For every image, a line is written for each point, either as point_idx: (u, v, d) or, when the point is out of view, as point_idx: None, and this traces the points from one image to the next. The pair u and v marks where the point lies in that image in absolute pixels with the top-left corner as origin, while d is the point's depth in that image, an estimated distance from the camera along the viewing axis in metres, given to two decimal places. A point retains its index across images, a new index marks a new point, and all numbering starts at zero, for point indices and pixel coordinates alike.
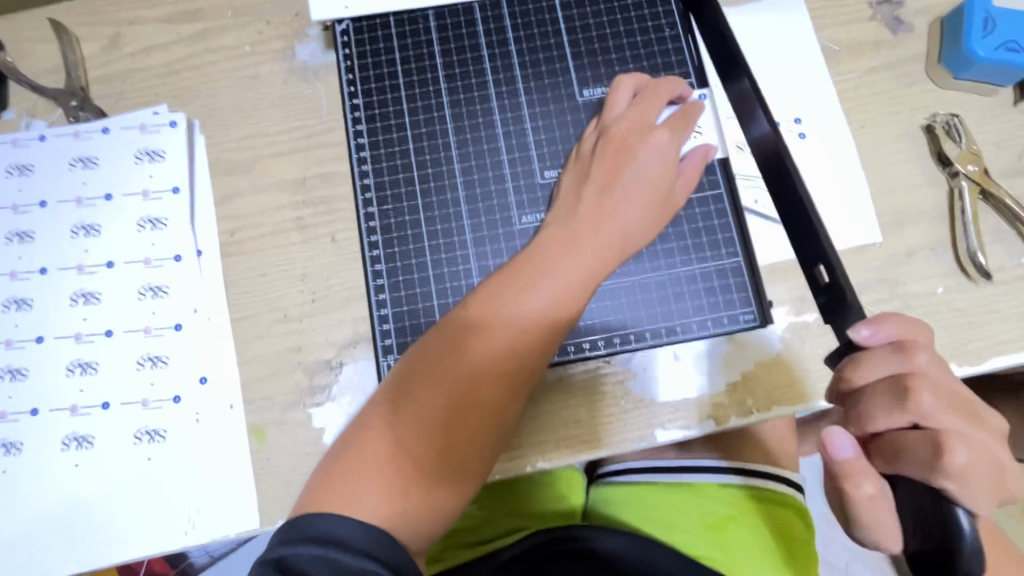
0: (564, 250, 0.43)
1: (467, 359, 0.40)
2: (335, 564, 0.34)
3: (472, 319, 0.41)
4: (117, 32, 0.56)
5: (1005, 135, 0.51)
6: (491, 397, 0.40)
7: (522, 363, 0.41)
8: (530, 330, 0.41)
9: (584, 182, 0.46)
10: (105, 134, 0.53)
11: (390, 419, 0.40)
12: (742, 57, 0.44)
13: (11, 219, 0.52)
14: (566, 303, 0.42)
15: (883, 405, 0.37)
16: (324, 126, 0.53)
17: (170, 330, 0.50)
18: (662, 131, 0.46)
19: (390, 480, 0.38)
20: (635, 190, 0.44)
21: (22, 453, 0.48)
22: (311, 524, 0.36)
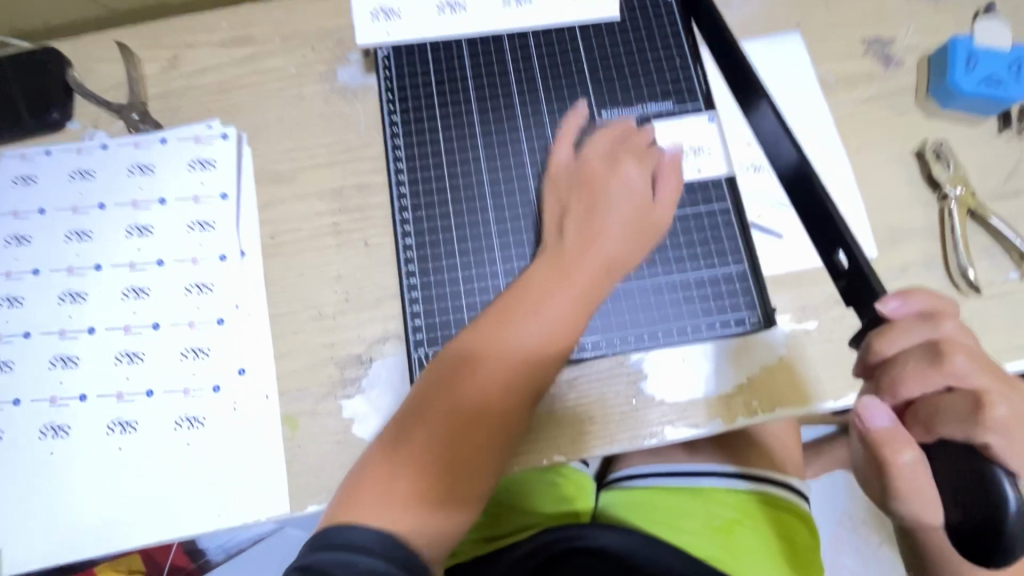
0: (558, 278, 0.47)
1: (478, 377, 0.45)
2: (354, 565, 0.37)
3: (476, 342, 0.46)
4: (175, 54, 0.62)
5: (990, 161, 0.55)
6: (500, 410, 0.45)
7: (523, 379, 0.45)
8: (533, 352, 0.46)
9: (565, 213, 0.51)
10: (162, 144, 0.58)
11: (403, 434, 0.44)
12: (757, 79, 0.50)
13: (72, 220, 0.56)
14: (559, 323, 0.46)
15: (916, 370, 0.37)
16: (361, 141, 0.58)
17: (213, 324, 0.54)
18: (631, 165, 0.51)
19: (408, 492, 0.42)
20: (615, 218, 0.49)
21: (70, 436, 0.51)
22: (335, 532, 0.39)
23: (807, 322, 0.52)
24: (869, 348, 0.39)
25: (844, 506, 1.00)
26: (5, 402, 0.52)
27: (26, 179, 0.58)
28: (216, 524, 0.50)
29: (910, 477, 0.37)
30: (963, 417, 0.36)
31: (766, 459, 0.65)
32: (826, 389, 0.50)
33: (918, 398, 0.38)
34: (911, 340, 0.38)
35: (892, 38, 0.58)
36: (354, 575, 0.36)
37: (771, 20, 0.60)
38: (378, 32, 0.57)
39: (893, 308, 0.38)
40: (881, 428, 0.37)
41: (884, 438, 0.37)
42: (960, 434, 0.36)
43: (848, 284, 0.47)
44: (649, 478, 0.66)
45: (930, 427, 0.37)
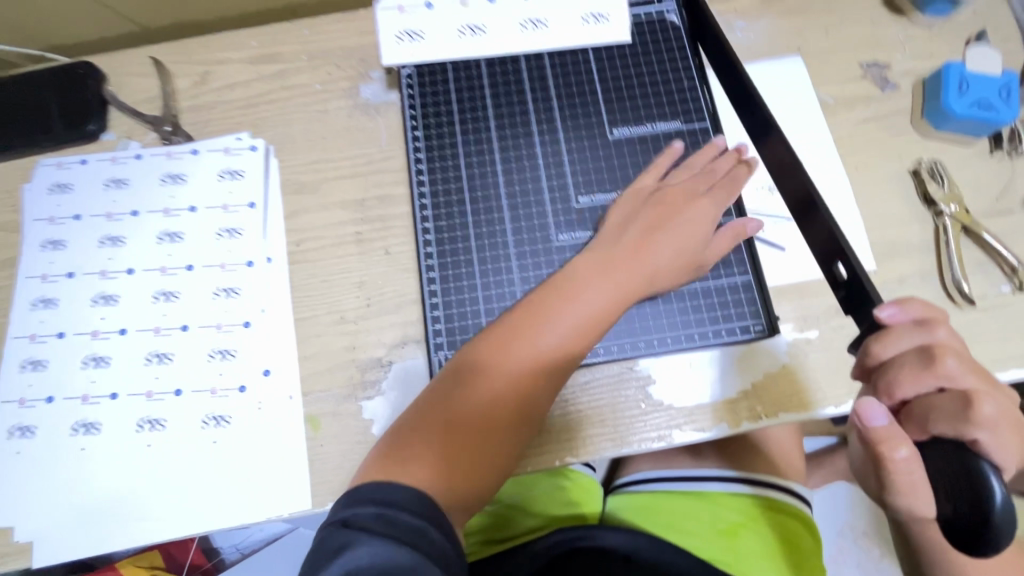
0: (603, 276, 0.50)
1: (514, 354, 0.47)
2: (391, 519, 0.38)
3: (522, 318, 0.49)
4: (206, 70, 0.65)
5: (982, 180, 0.58)
6: (534, 396, 0.47)
7: (558, 368, 0.48)
8: (569, 341, 0.48)
9: (631, 224, 0.53)
10: (194, 155, 0.61)
11: (444, 399, 0.46)
12: (758, 95, 0.52)
13: (106, 225, 0.59)
14: (605, 319, 0.49)
15: (910, 372, 0.38)
16: (383, 154, 0.61)
17: (239, 327, 0.56)
18: (707, 200, 0.54)
19: (439, 454, 0.44)
20: (673, 239, 0.52)
21: (100, 433, 0.53)
22: (371, 488, 0.40)
23: (808, 331, 0.54)
24: (866, 350, 0.40)
25: (845, 518, 1.01)
26: (39, 400, 0.55)
27: (62, 186, 0.61)
28: (239, 520, 0.51)
29: (904, 473, 0.38)
30: (955, 415, 0.37)
31: (768, 465, 0.67)
32: (826, 395, 0.52)
33: (914, 398, 0.39)
34: (904, 344, 0.39)
35: (888, 62, 0.62)
36: (387, 529, 0.38)
37: (774, 44, 0.63)
38: (402, 53, 0.60)
39: (890, 315, 0.39)
40: (882, 427, 0.37)
41: (883, 436, 0.37)
42: (951, 431, 0.37)
43: (848, 295, 0.48)
44: (654, 483, 0.69)
45: (925, 426, 0.38)
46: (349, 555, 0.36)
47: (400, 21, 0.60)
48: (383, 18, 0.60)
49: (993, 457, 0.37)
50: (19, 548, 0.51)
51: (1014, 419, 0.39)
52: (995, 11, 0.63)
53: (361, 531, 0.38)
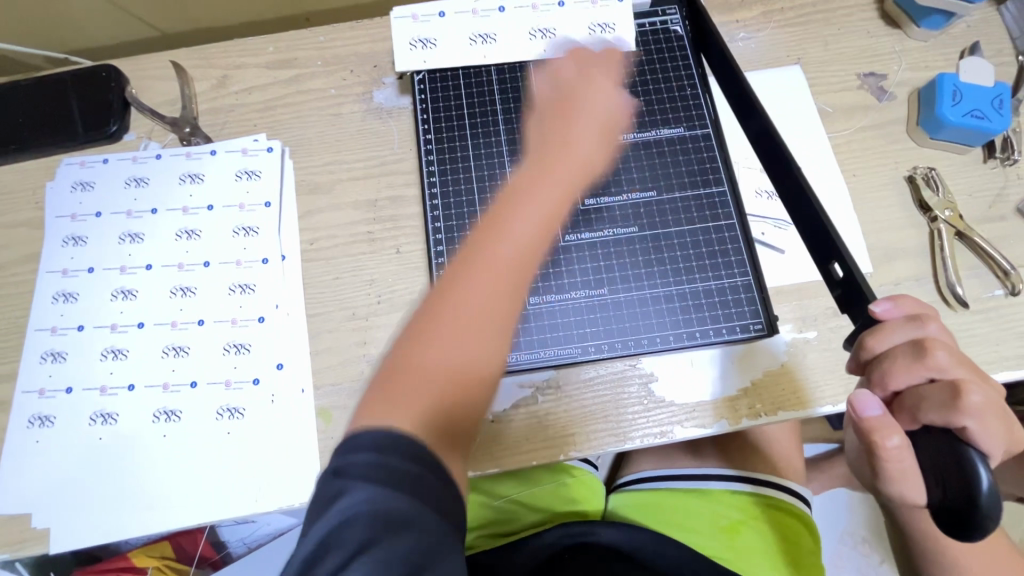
0: (544, 171, 0.50)
1: (481, 258, 0.44)
2: (383, 466, 0.34)
3: (481, 229, 0.46)
4: (225, 74, 0.67)
5: (976, 187, 0.59)
6: (513, 289, 0.44)
7: (529, 256, 0.45)
8: (537, 231, 0.46)
9: (552, 121, 0.55)
10: (212, 155, 0.63)
11: (425, 328, 0.42)
12: (759, 103, 0.54)
13: (126, 222, 0.61)
14: (560, 202, 0.49)
15: (902, 364, 0.39)
16: (395, 156, 0.63)
17: (254, 321, 0.58)
18: (605, 80, 0.58)
19: (426, 376, 0.40)
20: (597, 121, 0.54)
21: (117, 423, 0.55)
22: (360, 439, 0.36)
23: (807, 331, 0.55)
24: (859, 345, 0.41)
25: (845, 523, 1.02)
26: (59, 390, 0.56)
27: (85, 184, 0.63)
28: (253, 509, 0.53)
29: (896, 461, 0.38)
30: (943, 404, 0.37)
31: (767, 465, 0.69)
32: (825, 394, 0.53)
33: (906, 390, 0.39)
34: (896, 339, 0.40)
35: (885, 73, 0.64)
36: (384, 478, 0.34)
37: (774, 54, 0.65)
38: (415, 59, 0.63)
39: (884, 309, 0.41)
40: (873, 417, 0.38)
41: (874, 424, 0.38)
42: (941, 419, 0.37)
43: (844, 294, 0.50)
44: (655, 482, 0.71)
45: (915, 416, 0.38)
46: (345, 503, 0.33)
47: (414, 29, 0.63)
48: (398, 27, 0.63)
49: (982, 444, 0.37)
50: (37, 535, 0.52)
51: (1001, 409, 0.39)
52: (989, 25, 0.65)
53: (356, 478, 0.34)
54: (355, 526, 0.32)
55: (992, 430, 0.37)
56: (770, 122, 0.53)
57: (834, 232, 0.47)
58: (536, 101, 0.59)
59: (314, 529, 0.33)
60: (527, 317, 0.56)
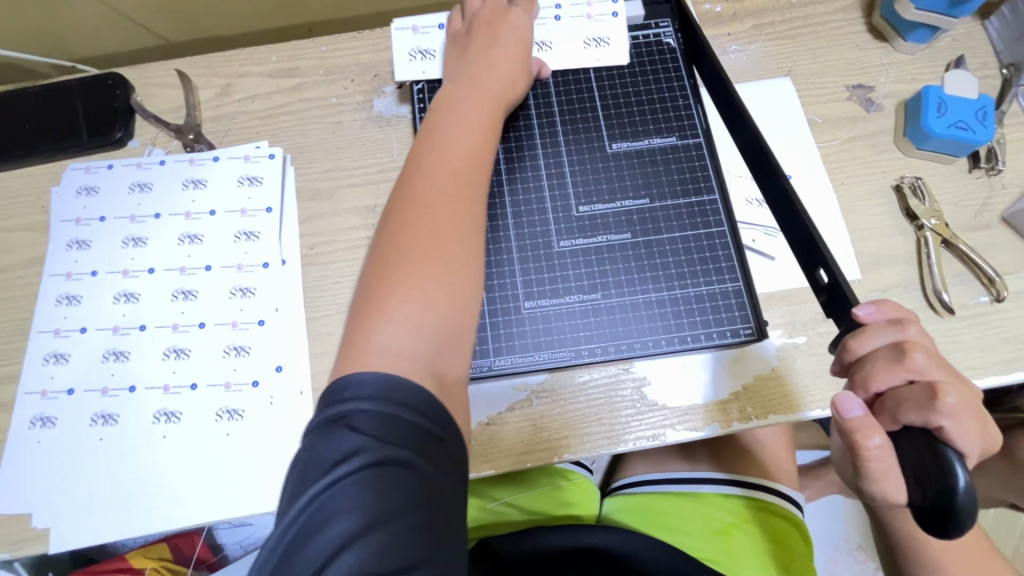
0: (469, 99, 0.55)
1: (423, 184, 0.48)
2: (380, 416, 0.37)
3: (420, 153, 0.51)
4: (228, 83, 0.68)
5: (962, 197, 0.61)
6: (464, 195, 0.49)
7: (470, 165, 0.50)
8: (469, 151, 0.51)
9: (472, 56, 0.59)
10: (215, 162, 0.64)
11: (390, 246, 0.46)
12: (748, 114, 0.55)
13: (129, 227, 0.62)
14: (487, 127, 0.54)
15: (882, 365, 0.40)
16: (394, 163, 0.64)
17: (254, 324, 0.59)
18: (516, 9, 0.62)
19: (399, 287, 0.44)
20: (511, 50, 0.60)
21: (118, 424, 0.56)
22: (350, 384, 0.39)
23: (797, 336, 0.57)
24: (843, 347, 0.42)
25: (839, 530, 1.03)
26: (61, 391, 0.57)
27: (89, 190, 0.64)
28: (251, 508, 0.54)
29: (876, 459, 0.39)
30: (920, 405, 0.38)
31: (759, 470, 0.70)
32: (814, 399, 0.55)
33: (886, 391, 0.40)
34: (878, 341, 0.41)
35: (872, 85, 0.65)
36: (395, 431, 0.36)
37: (764, 66, 0.67)
38: (415, 69, 0.64)
39: (867, 314, 0.42)
40: (856, 417, 0.39)
41: (857, 424, 0.38)
42: (919, 419, 0.38)
43: (829, 299, 0.50)
44: (648, 485, 0.72)
45: (895, 416, 0.39)
46: (355, 465, 0.35)
47: (414, 39, 0.65)
48: (398, 37, 0.65)
49: (958, 444, 0.38)
50: (37, 534, 0.53)
51: (977, 411, 0.40)
52: (973, 39, 0.66)
53: (364, 436, 0.36)
54: (366, 489, 0.35)
55: (968, 428, 0.38)
56: (757, 129, 0.55)
57: (819, 238, 0.48)
58: (451, 43, 0.62)
59: (314, 491, 0.35)
60: (521, 321, 0.57)
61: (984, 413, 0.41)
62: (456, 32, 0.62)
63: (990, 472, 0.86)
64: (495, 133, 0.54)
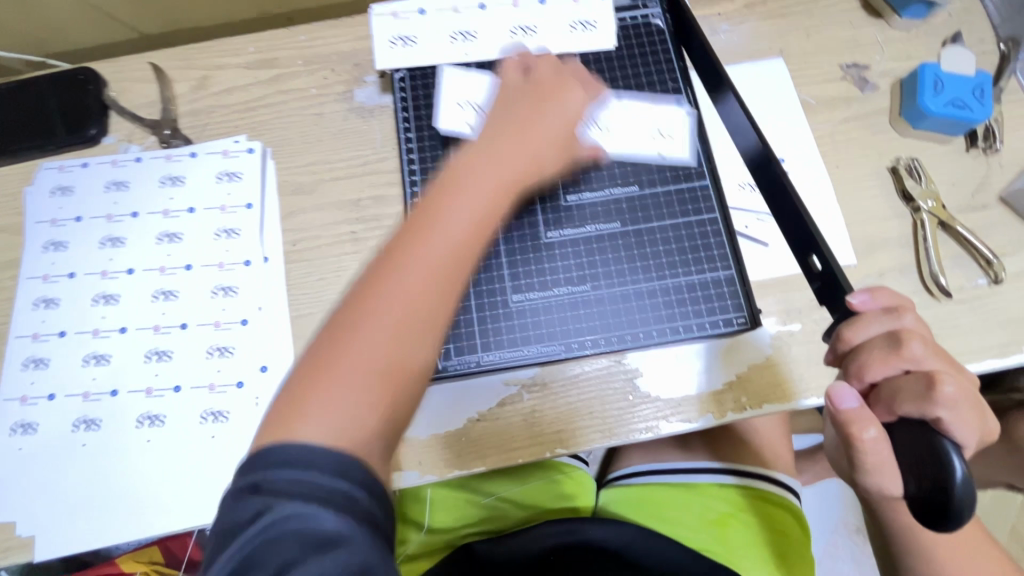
0: (486, 167, 0.46)
1: (399, 273, 0.40)
2: (301, 480, 0.33)
3: (414, 224, 0.43)
4: (205, 75, 0.66)
5: (959, 177, 0.59)
6: (433, 298, 0.40)
7: (459, 262, 0.42)
8: (464, 240, 0.42)
9: (507, 118, 0.50)
10: (192, 157, 0.62)
11: (343, 328, 0.39)
12: (742, 100, 0.53)
13: (106, 227, 0.60)
14: (495, 209, 0.45)
15: (879, 355, 0.39)
16: (377, 155, 0.63)
17: (237, 324, 0.57)
18: (574, 86, 0.54)
19: (341, 379, 0.38)
20: (552, 125, 0.51)
21: (101, 429, 0.55)
22: (276, 454, 0.34)
23: (792, 324, 0.56)
24: (838, 336, 0.41)
25: (837, 513, 1.03)
26: (41, 397, 0.56)
27: (64, 189, 0.62)
28: None
29: (872, 452, 0.38)
30: (917, 397, 0.37)
31: (755, 458, 0.69)
32: (809, 386, 0.54)
33: (882, 381, 0.39)
34: (874, 330, 0.40)
35: (867, 63, 0.63)
36: (307, 494, 0.33)
37: (756, 46, 0.65)
38: (460, 119, 0.62)
39: (862, 301, 0.41)
40: (851, 409, 0.38)
41: (853, 417, 0.37)
42: (917, 411, 0.37)
43: (822, 286, 0.49)
44: (643, 475, 0.71)
45: (891, 407, 0.38)
46: (269, 520, 0.33)
47: (466, 88, 0.62)
48: (450, 82, 0.62)
49: (955, 434, 0.37)
50: (21, 543, 0.52)
51: (974, 399, 0.39)
52: (970, 13, 0.65)
53: (280, 493, 0.33)
54: (283, 542, 0.32)
55: (966, 418, 0.37)
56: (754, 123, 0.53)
57: (812, 227, 0.47)
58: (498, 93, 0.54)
59: (236, 546, 0.33)
60: (509, 314, 0.56)
61: (982, 400, 0.40)
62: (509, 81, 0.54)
63: (987, 453, 0.86)
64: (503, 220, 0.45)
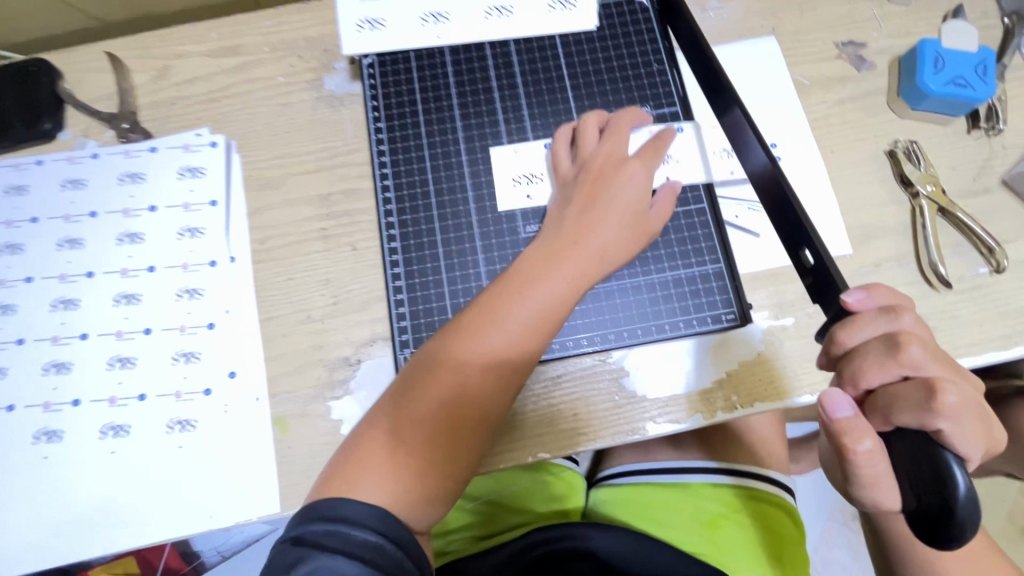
0: (547, 269, 0.47)
1: (457, 371, 0.44)
2: (344, 536, 0.38)
3: (475, 321, 0.46)
4: (164, 64, 0.63)
5: (960, 159, 0.56)
6: (493, 401, 0.45)
7: (510, 364, 0.45)
8: (515, 345, 0.45)
9: (567, 211, 0.50)
10: (153, 153, 0.59)
11: (405, 414, 0.44)
12: (731, 85, 0.50)
13: (64, 228, 0.57)
14: (548, 318, 0.46)
15: (874, 360, 0.36)
16: (348, 147, 0.59)
17: (203, 328, 0.55)
18: (634, 162, 0.51)
19: (397, 457, 0.42)
20: (612, 217, 0.49)
21: (63, 440, 0.52)
22: (325, 507, 0.40)
23: (784, 318, 0.53)
24: (831, 339, 0.38)
25: (833, 502, 1.01)
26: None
27: (18, 189, 0.59)
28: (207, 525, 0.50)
29: (867, 466, 0.35)
30: (916, 407, 0.34)
31: (746, 454, 0.67)
32: (801, 383, 0.51)
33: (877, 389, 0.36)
34: (870, 332, 0.37)
35: (864, 41, 0.60)
36: (344, 546, 0.38)
37: (747, 25, 0.61)
38: (518, 195, 0.57)
39: (857, 300, 0.38)
40: (844, 418, 0.35)
41: (846, 427, 0.35)
42: (915, 421, 0.34)
43: (814, 283, 0.46)
44: (634, 475, 0.69)
45: (888, 417, 0.36)
46: (307, 568, 0.36)
47: (518, 163, 0.58)
48: (500, 159, 0.58)
49: (958, 446, 0.34)
50: None
51: (977, 406, 0.36)
52: None
53: (317, 545, 0.38)
54: None
55: (967, 429, 0.34)
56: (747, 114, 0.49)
57: (804, 219, 0.44)
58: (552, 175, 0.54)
59: None
60: None
61: (985, 411, 0.37)
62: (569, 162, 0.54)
63: None
64: (555, 329, 0.47)
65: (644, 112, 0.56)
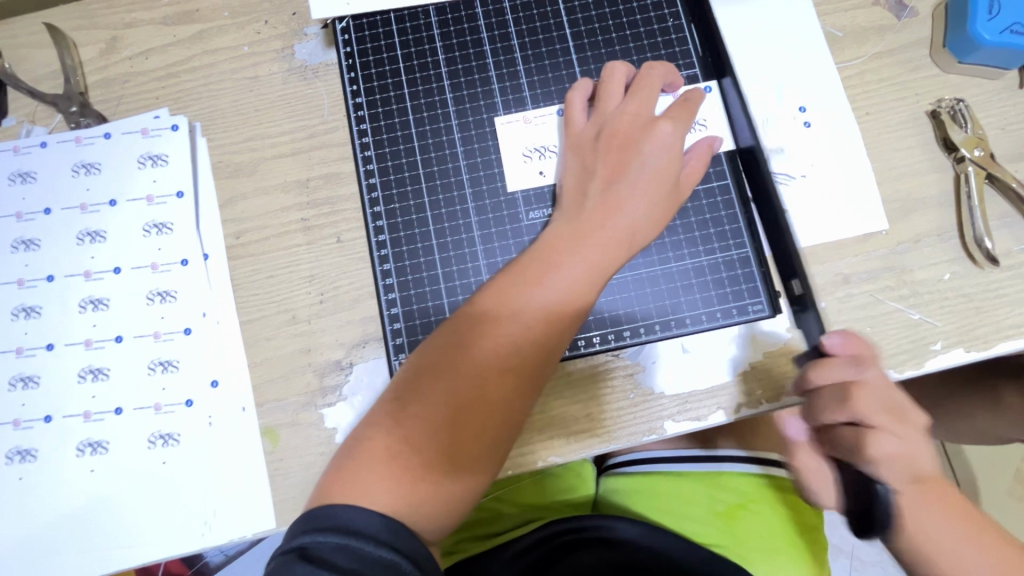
0: (573, 247, 0.42)
1: (471, 362, 0.39)
2: (358, 552, 0.34)
3: (491, 305, 0.41)
4: (113, 36, 0.55)
5: (1011, 118, 0.51)
6: (510, 401, 0.40)
7: (531, 357, 0.40)
8: (536, 333, 0.40)
9: (590, 179, 0.44)
10: (107, 139, 0.53)
11: (411, 409, 0.39)
12: (729, 59, 0.49)
13: (16, 228, 0.52)
14: (573, 301, 0.41)
15: (827, 406, 0.41)
16: (326, 125, 0.53)
17: (180, 334, 0.50)
18: (664, 123, 0.45)
19: (407, 459, 0.38)
20: (641, 188, 0.43)
21: (38, 460, 0.49)
22: (332, 513, 0.35)
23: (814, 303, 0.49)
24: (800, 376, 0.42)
25: None
26: None
27: None
28: (196, 544, 0.47)
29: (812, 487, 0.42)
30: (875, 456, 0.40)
31: (772, 442, 0.63)
32: None
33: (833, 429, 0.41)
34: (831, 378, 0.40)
35: None
36: (355, 563, 0.33)
37: None
38: (530, 173, 0.51)
39: (834, 344, 0.41)
40: None
41: None
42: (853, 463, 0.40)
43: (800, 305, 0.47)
44: (646, 465, 0.65)
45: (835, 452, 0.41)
46: None
47: (527, 135, 0.52)
48: (508, 134, 0.52)
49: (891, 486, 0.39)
50: None
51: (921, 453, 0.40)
52: None
53: (325, 562, 0.33)
54: None
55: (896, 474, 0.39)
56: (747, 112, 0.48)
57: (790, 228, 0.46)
58: (566, 136, 0.48)
59: None
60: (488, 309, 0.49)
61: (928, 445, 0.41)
62: (585, 124, 0.47)
63: None
64: (580, 315, 0.42)
65: (674, 69, 0.50)
